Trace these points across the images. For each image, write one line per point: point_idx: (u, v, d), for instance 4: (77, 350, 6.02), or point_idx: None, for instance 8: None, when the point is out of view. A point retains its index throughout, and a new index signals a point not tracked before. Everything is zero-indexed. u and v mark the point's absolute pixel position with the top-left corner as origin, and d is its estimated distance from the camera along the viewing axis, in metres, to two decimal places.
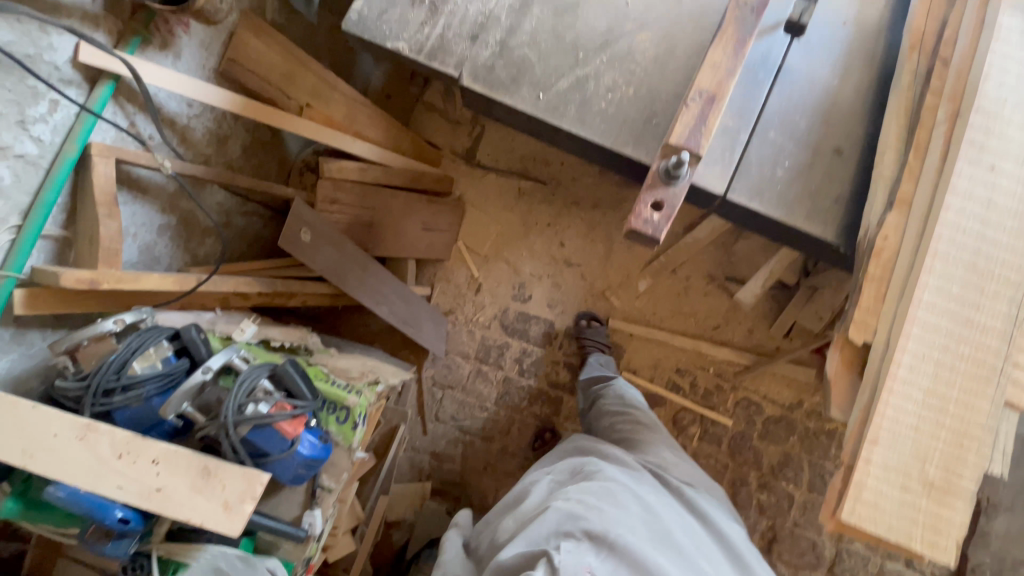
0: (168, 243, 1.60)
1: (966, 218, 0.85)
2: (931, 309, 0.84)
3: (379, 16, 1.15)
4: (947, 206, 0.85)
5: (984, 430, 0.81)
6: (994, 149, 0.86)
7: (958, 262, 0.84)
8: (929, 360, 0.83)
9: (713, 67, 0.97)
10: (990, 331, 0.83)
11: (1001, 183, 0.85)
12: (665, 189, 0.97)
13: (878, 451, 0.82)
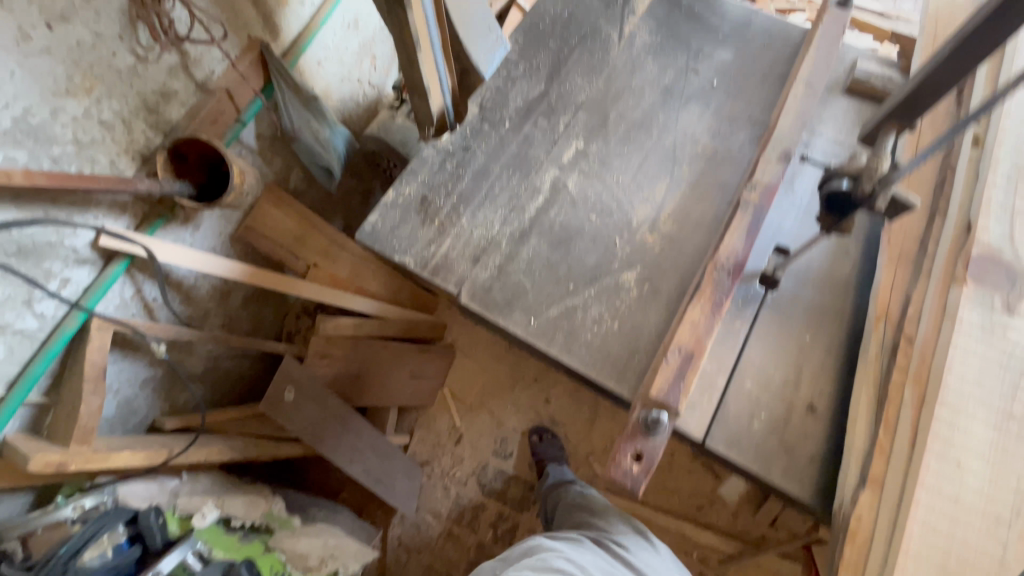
0: (148, 396, 1.58)
1: (936, 515, 0.88)
2: None
3: (391, 231, 1.26)
4: (918, 499, 0.89)
5: None
6: (961, 445, 0.91)
7: (931, 564, 0.86)
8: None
9: (692, 325, 1.05)
10: None
11: (969, 482, 0.89)
12: (645, 440, 0.97)
13: None
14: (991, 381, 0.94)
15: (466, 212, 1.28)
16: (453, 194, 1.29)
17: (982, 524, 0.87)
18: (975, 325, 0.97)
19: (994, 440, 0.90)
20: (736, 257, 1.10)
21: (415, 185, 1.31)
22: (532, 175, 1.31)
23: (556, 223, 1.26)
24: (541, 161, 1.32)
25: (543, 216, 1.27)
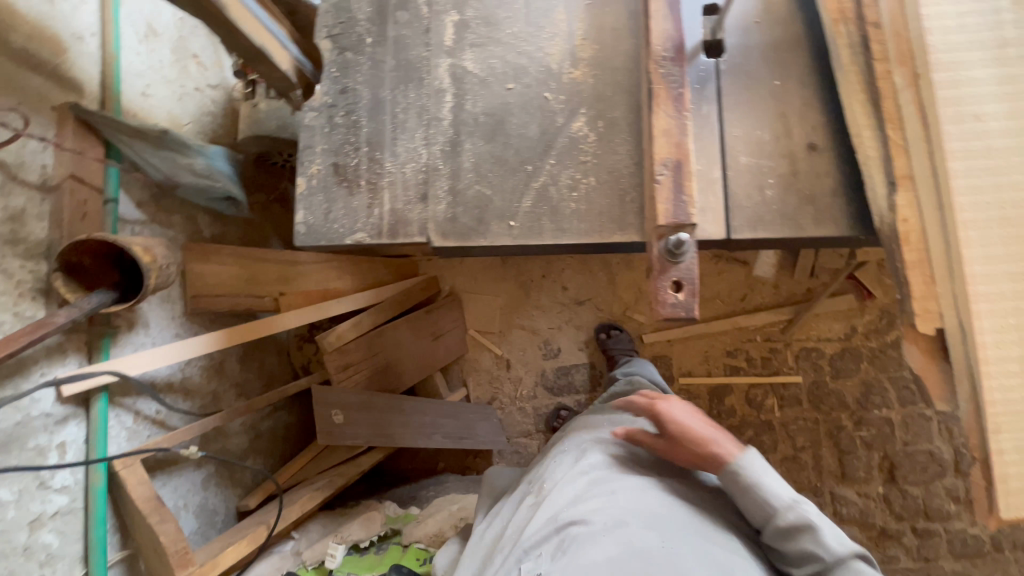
0: (217, 491, 1.56)
1: (976, 176, 0.86)
2: (987, 281, 0.84)
3: (326, 218, 1.12)
4: (955, 172, 0.86)
5: None
6: (972, 99, 0.87)
7: (992, 222, 0.85)
8: (1009, 325, 0.82)
9: (665, 134, 0.96)
10: None
11: (992, 127, 0.87)
12: (675, 268, 0.95)
13: (1005, 437, 0.81)
14: (971, 23, 0.89)
15: (385, 155, 1.13)
16: (361, 144, 1.14)
17: (1020, 160, 0.86)
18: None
19: (997, 92, 0.88)
20: (673, 39, 0.98)
21: (320, 158, 1.15)
22: (425, 78, 1.15)
23: (479, 115, 1.12)
24: (427, 58, 1.15)
25: (462, 114, 1.12)
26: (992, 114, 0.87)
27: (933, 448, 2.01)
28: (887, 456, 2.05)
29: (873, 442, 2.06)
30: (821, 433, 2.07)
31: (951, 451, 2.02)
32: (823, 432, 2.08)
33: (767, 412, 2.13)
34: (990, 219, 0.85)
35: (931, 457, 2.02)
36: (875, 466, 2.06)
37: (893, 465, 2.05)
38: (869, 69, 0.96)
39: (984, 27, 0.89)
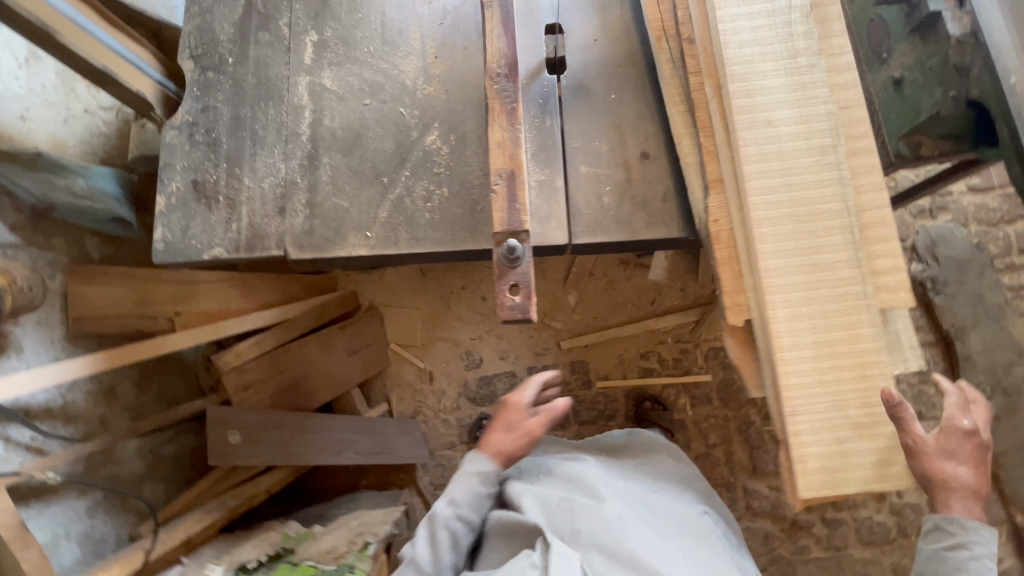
0: (107, 519, 1.52)
1: (768, 177, 0.94)
2: (781, 271, 0.92)
3: (185, 234, 1.13)
4: (751, 174, 0.94)
5: (875, 352, 0.90)
6: (765, 107, 0.95)
7: (783, 219, 0.93)
8: (801, 313, 0.91)
9: (499, 146, 1.01)
10: (839, 264, 0.92)
11: (783, 133, 0.95)
12: (513, 271, 0.99)
13: (800, 420, 0.89)
14: (765, 37, 0.98)
15: (244, 171, 1.15)
16: (220, 161, 1.16)
17: (810, 161, 0.95)
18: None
19: (790, 100, 0.96)
20: (507, 57, 1.03)
21: (180, 175, 1.16)
22: (285, 96, 1.17)
23: (336, 130, 1.15)
24: (287, 76, 1.18)
25: (320, 129, 1.15)
26: (783, 120, 0.95)
27: None
28: None
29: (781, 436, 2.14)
30: (731, 429, 2.14)
31: None
32: (733, 428, 2.15)
33: (682, 411, 2.20)
34: (782, 217, 0.93)
35: None
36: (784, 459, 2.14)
37: None
38: (685, 82, 1.04)
39: (776, 41, 0.98)
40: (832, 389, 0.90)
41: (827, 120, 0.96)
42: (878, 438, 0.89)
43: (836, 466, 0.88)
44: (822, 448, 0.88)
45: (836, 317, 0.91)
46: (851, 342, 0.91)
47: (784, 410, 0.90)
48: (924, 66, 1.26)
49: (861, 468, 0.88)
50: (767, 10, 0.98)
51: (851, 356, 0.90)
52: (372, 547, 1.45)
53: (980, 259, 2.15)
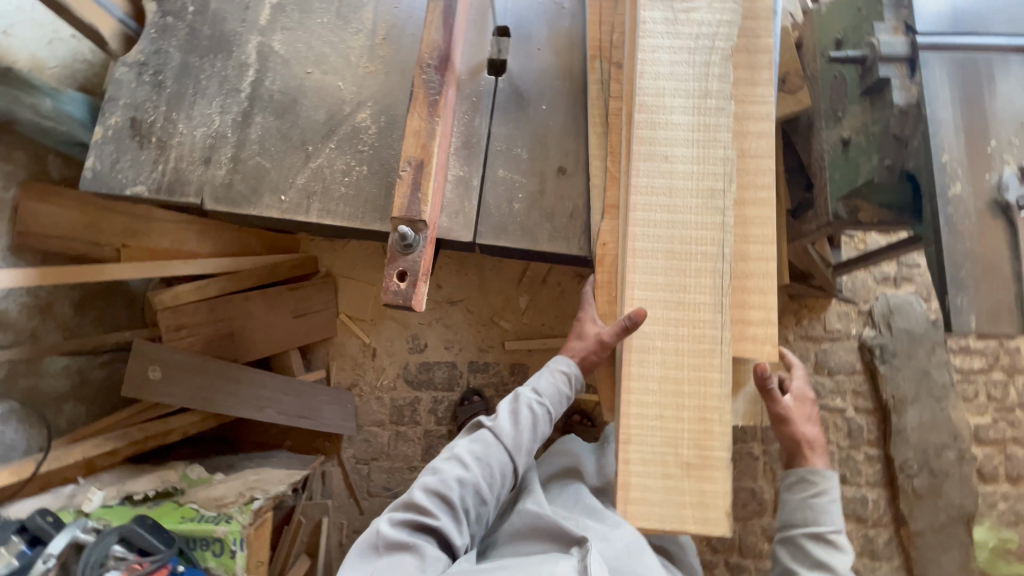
0: (18, 428, 1.57)
1: (652, 211, 0.95)
2: (645, 304, 0.94)
3: (113, 168, 1.17)
4: (635, 205, 0.95)
5: (719, 400, 0.90)
6: (663, 140, 0.95)
7: (657, 253, 0.94)
8: (655, 348, 0.92)
9: (414, 134, 1.02)
10: (703, 307, 0.92)
11: (678, 168, 0.95)
12: (404, 258, 1.01)
13: (633, 450, 0.91)
14: (680, 71, 0.96)
15: (181, 117, 1.19)
16: (161, 103, 1.19)
17: (697, 199, 0.94)
18: (657, 23, 0.97)
19: (691, 136, 0.95)
20: (440, 50, 1.04)
21: (120, 111, 1.20)
22: (233, 51, 1.21)
23: (274, 92, 1.18)
24: (240, 33, 1.21)
25: (260, 89, 1.18)
26: (678, 157, 0.95)
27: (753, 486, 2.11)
28: None
29: None
30: None
31: (771, 491, 2.12)
32: None
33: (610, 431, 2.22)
34: (657, 253, 0.94)
35: (752, 495, 2.12)
36: None
37: None
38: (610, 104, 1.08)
39: (692, 77, 0.96)
40: (670, 426, 0.91)
41: (724, 162, 0.94)
42: (709, 482, 0.89)
43: (658, 502, 0.90)
44: (649, 481, 0.90)
45: (688, 359, 0.92)
46: (700, 385, 0.91)
47: (620, 436, 0.92)
48: (869, 130, 1.26)
49: (684, 509, 0.89)
50: (690, 41, 0.96)
51: (694, 398, 0.91)
52: (258, 502, 1.47)
53: (934, 336, 2.12)
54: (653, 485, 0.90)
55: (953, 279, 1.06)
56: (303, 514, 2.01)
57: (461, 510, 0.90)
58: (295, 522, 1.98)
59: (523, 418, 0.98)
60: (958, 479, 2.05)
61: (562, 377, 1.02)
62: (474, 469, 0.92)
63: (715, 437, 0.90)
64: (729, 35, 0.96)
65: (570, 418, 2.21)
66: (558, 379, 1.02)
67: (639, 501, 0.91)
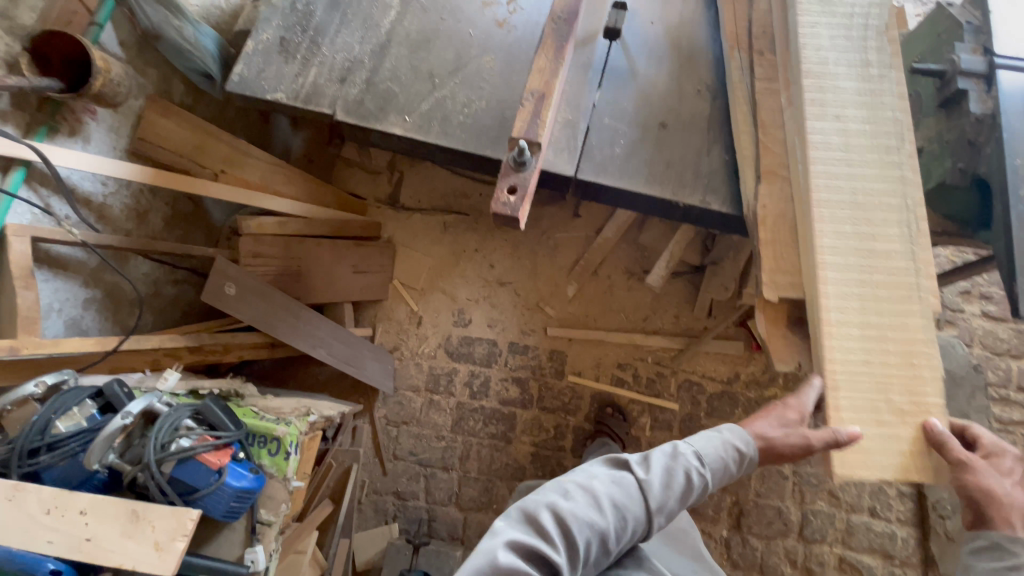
0: (95, 316, 1.64)
1: (832, 163, 0.99)
2: (833, 251, 0.96)
3: (258, 75, 1.31)
4: (817, 158, 1.00)
5: (925, 343, 0.93)
6: (834, 102, 1.02)
7: (842, 204, 0.98)
8: (853, 296, 0.95)
9: (539, 71, 1.14)
10: (890, 255, 0.96)
11: (850, 127, 1.01)
12: (517, 175, 1.10)
13: (841, 396, 0.92)
14: (840, 43, 1.05)
15: (325, 42, 1.33)
16: (309, 29, 1.34)
17: (872, 154, 1.00)
18: (814, 4, 1.08)
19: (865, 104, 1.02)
20: (571, 5, 1.18)
21: (272, 30, 1.34)
22: None
23: (411, 32, 1.32)
24: None
25: (398, 28, 1.33)
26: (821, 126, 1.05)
27: (781, 504, 2.09)
28: (737, 502, 2.13)
29: (728, 485, 2.15)
30: None
31: (797, 512, 2.10)
32: None
33: (639, 429, 2.25)
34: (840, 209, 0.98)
35: (778, 513, 2.10)
36: (724, 509, 2.14)
37: (741, 512, 2.12)
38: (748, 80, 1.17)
39: (851, 48, 1.05)
40: (878, 371, 0.93)
41: (894, 122, 1.01)
42: (920, 428, 0.91)
43: (874, 449, 0.90)
44: (864, 427, 0.91)
45: (887, 305, 0.94)
46: (900, 332, 0.93)
47: (827, 382, 0.93)
48: (942, 139, 1.36)
49: (899, 453, 0.90)
50: (847, 18, 1.06)
51: (902, 348, 0.93)
52: (313, 417, 1.51)
53: (973, 380, 2.14)
54: (869, 431, 0.91)
55: (1021, 269, 1.13)
56: (335, 460, 1.98)
57: (581, 560, 0.75)
58: (327, 466, 1.93)
59: (676, 484, 0.82)
60: None
61: (733, 453, 0.86)
62: (609, 517, 0.78)
63: (929, 386, 0.92)
64: (881, 13, 1.07)
65: (602, 410, 2.24)
66: (729, 453, 0.86)
67: (858, 448, 0.91)
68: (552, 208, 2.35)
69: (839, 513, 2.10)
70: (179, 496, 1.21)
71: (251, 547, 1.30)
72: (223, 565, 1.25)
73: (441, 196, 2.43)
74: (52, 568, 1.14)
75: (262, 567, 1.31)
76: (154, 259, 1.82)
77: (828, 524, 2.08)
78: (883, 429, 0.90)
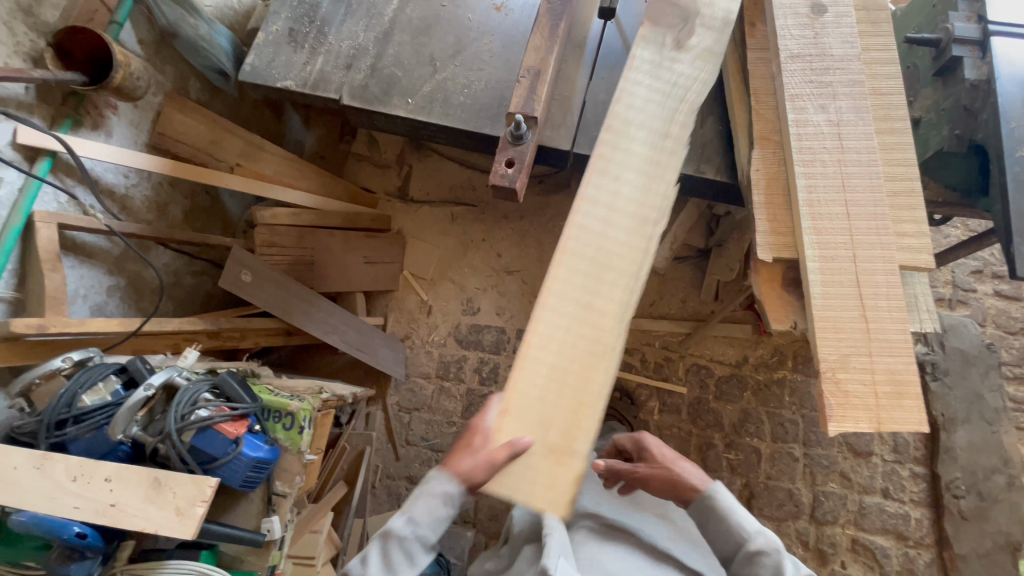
0: (119, 303, 1.71)
1: (616, 216, 0.99)
2: (559, 297, 0.94)
3: (269, 64, 1.37)
4: (580, 210, 0.99)
5: (598, 397, 0.89)
6: (616, 163, 1.02)
7: (582, 258, 0.96)
8: (552, 346, 0.91)
9: (535, 49, 1.19)
10: (606, 312, 0.93)
11: (623, 189, 1.01)
12: (514, 148, 1.14)
13: (504, 434, 0.88)
14: (652, 102, 1.07)
15: (331, 31, 1.39)
16: (315, 19, 1.41)
17: (632, 218, 0.99)
18: (642, 64, 1.09)
19: (647, 155, 1.03)
20: None
21: (282, 22, 1.41)
22: None
23: (413, 19, 1.38)
24: None
25: (400, 16, 1.39)
26: (801, 95, 1.08)
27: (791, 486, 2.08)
28: (747, 484, 2.13)
29: (738, 467, 2.15)
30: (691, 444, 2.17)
31: (809, 494, 2.09)
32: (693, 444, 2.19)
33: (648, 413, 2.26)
34: (823, 174, 1.04)
35: (788, 495, 2.09)
36: (734, 492, 2.14)
37: (751, 495, 2.12)
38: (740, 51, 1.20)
39: (659, 111, 1.06)
40: (563, 418, 0.89)
41: (663, 195, 1.01)
42: (565, 468, 0.86)
43: (517, 477, 0.86)
44: (525, 476, 0.86)
45: (576, 362, 0.91)
46: (565, 396, 0.90)
47: (497, 430, 0.88)
48: (939, 108, 1.37)
49: (538, 492, 0.85)
50: (664, 87, 1.07)
51: (573, 403, 0.89)
52: (326, 394, 1.57)
53: (988, 359, 2.11)
54: (528, 480, 0.86)
55: (1020, 230, 1.13)
56: (348, 443, 2.07)
57: None
58: (340, 448, 2.03)
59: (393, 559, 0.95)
60: (1008, 507, 1.98)
61: (438, 499, 0.94)
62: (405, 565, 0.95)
63: (585, 433, 0.88)
64: (701, 88, 1.08)
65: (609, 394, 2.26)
66: (432, 501, 0.94)
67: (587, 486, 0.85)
68: (557, 196, 2.39)
69: (851, 495, 2.09)
70: (199, 465, 1.26)
71: (267, 516, 1.35)
72: (241, 532, 1.30)
73: (449, 188, 2.49)
74: (79, 532, 1.19)
75: (278, 536, 1.37)
76: (174, 250, 1.90)
77: (839, 505, 2.07)
78: (530, 467, 0.86)
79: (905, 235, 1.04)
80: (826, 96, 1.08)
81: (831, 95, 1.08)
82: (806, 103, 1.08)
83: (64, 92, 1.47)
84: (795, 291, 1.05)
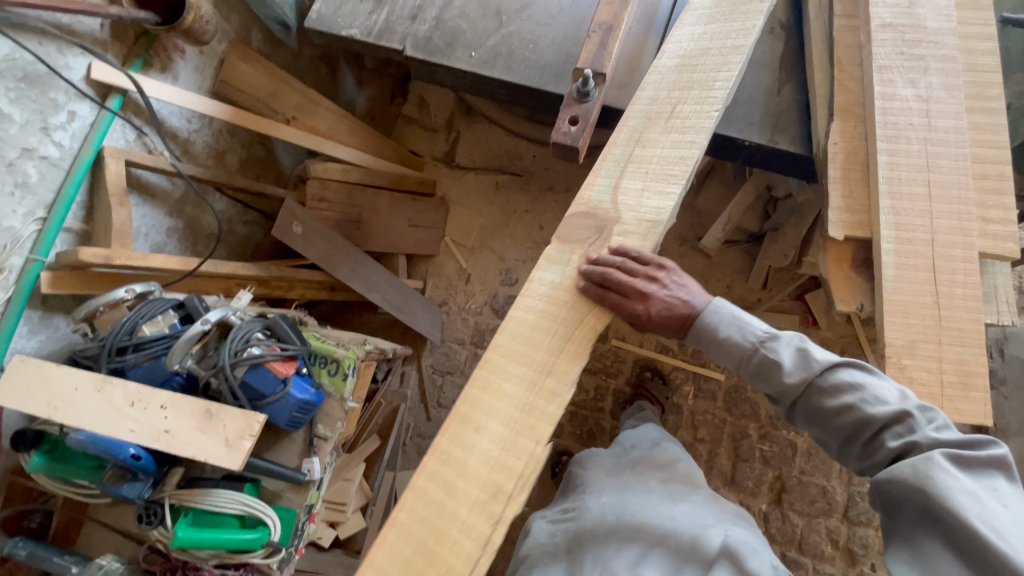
0: (175, 244, 1.77)
1: (484, 435, 0.84)
2: (403, 528, 0.80)
3: (335, 12, 1.36)
4: (441, 439, 0.85)
5: None
6: (497, 370, 0.89)
7: (432, 490, 0.82)
8: None
9: (608, 4, 1.15)
10: (467, 541, 0.78)
11: (499, 408, 0.86)
12: (579, 105, 1.11)
13: None
14: (559, 299, 0.93)
15: None
16: None
17: (502, 440, 0.83)
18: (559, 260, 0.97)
19: (534, 370, 0.88)
20: None
21: None
22: None
23: None
24: None
25: None
26: (889, 67, 1.01)
27: (826, 484, 2.03)
28: (779, 477, 2.08)
29: (771, 460, 2.10)
30: (724, 432, 2.13)
31: (844, 493, 2.03)
32: (726, 433, 2.14)
33: (682, 397, 2.22)
34: (907, 152, 0.97)
35: (822, 492, 2.04)
36: (765, 484, 2.09)
37: (783, 488, 2.07)
38: (829, 16, 1.13)
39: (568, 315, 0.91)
40: None
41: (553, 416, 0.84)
42: None
43: None
44: None
45: None
46: None
47: None
48: None
49: None
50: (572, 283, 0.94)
51: None
52: (369, 346, 1.59)
53: None
54: None
55: None
56: (383, 399, 2.10)
57: None
58: (376, 404, 2.07)
59: None
60: None
61: None
62: None
63: None
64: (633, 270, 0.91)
65: (642, 374, 2.24)
66: None
67: None
68: None
69: None
70: (248, 400, 1.31)
71: (308, 458, 1.40)
72: (284, 469, 1.36)
73: (496, 156, 2.47)
74: (133, 453, 1.24)
75: (317, 477, 1.41)
76: (229, 198, 1.94)
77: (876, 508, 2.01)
78: None
79: (996, 220, 0.97)
80: (917, 70, 1.00)
81: (926, 66, 1.00)
82: (895, 76, 1.01)
83: (136, 31, 1.50)
84: (867, 271, 0.99)
